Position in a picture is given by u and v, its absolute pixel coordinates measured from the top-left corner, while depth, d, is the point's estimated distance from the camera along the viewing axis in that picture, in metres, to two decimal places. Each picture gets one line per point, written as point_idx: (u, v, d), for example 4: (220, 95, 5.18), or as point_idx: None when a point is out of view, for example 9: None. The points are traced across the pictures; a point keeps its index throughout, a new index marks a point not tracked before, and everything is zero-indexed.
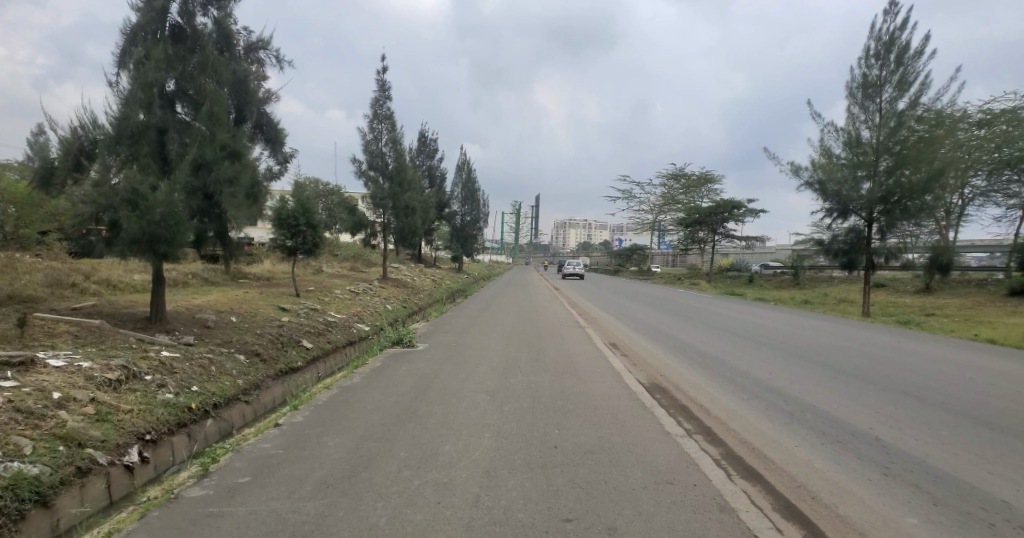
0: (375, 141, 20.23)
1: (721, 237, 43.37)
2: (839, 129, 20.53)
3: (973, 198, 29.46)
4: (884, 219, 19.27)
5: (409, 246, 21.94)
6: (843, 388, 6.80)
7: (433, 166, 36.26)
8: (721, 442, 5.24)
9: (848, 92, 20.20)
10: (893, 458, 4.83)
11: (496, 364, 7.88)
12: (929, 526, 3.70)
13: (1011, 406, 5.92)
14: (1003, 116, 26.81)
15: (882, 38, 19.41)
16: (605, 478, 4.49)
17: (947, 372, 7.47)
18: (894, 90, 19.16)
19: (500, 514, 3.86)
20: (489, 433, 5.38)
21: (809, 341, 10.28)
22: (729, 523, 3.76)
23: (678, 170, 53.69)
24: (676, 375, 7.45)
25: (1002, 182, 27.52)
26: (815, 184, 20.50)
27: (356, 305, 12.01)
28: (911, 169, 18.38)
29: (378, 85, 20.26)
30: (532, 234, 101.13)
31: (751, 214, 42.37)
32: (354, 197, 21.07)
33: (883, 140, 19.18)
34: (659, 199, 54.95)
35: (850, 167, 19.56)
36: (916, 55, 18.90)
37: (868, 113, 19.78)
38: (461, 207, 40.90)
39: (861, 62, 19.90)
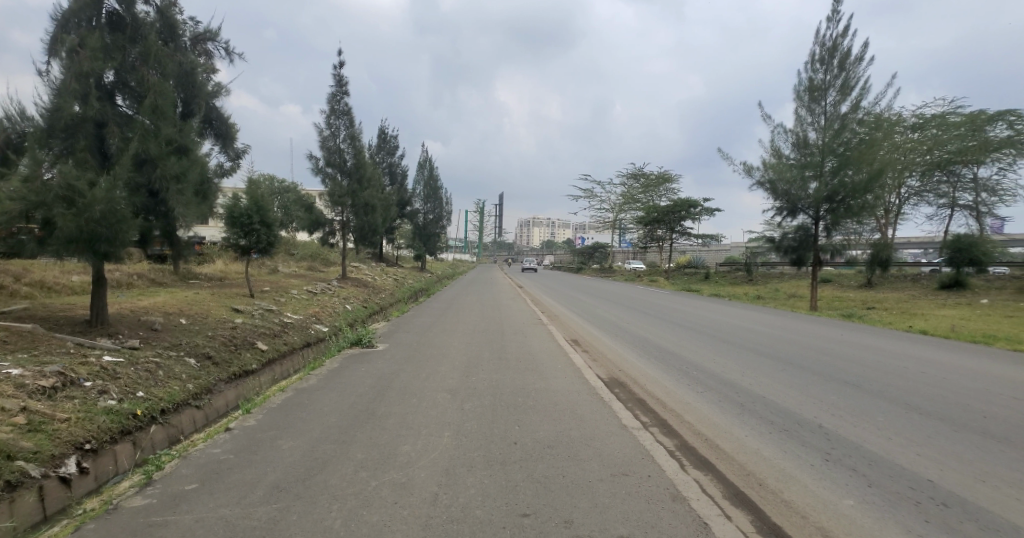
0: (333, 137, 19.82)
1: (679, 236, 44.50)
2: (788, 131, 21.34)
3: (909, 197, 31.11)
4: (830, 217, 20.24)
5: (369, 245, 21.65)
6: (790, 379, 7.07)
7: (394, 164, 35.84)
8: (676, 434, 5.39)
9: (795, 95, 21.01)
10: (835, 443, 5.08)
11: (458, 363, 7.85)
12: (863, 507, 4.05)
13: (937, 392, 6.30)
14: (934, 120, 28.51)
15: (825, 44, 20.34)
16: (563, 472, 4.63)
17: (885, 362, 7.87)
18: (838, 94, 20.08)
19: (458, 512, 3.91)
20: (449, 431, 5.36)
21: (759, 334, 10.66)
22: (681, 512, 3.99)
23: (637, 169, 54.73)
24: (635, 370, 7.60)
25: (934, 183, 29.15)
26: (766, 183, 21.25)
27: (313, 306, 11.73)
28: (854, 169, 19.34)
29: (335, 80, 19.84)
30: (494, 232, 101.43)
31: (708, 213, 43.68)
32: (312, 194, 20.59)
33: (829, 141, 20.06)
34: (619, 198, 55.91)
35: (799, 168, 20.39)
36: (856, 61, 19.85)
37: (814, 116, 20.66)
38: (423, 205, 40.71)
39: (807, 66, 20.75)
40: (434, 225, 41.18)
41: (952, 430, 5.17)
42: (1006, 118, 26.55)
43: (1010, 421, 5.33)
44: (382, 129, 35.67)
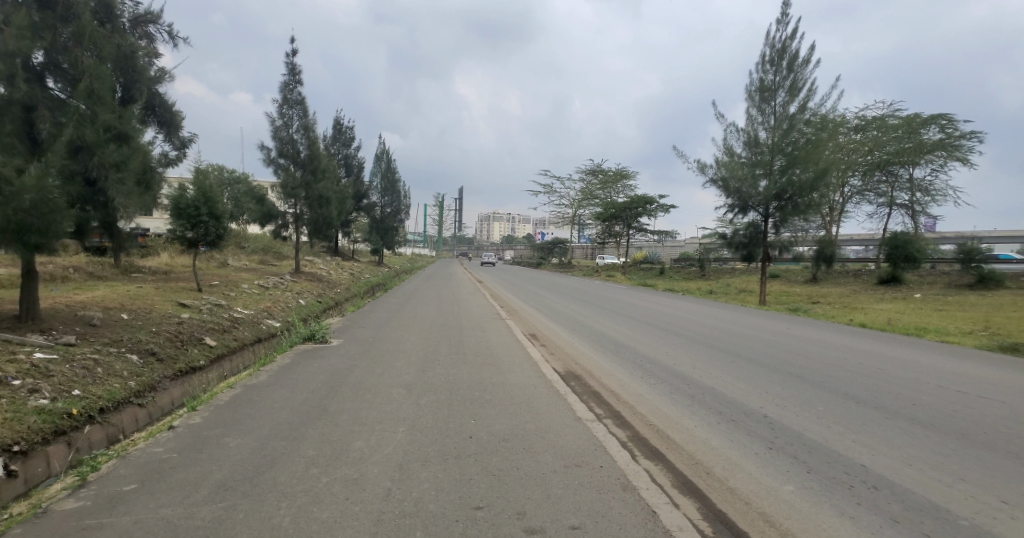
0: (286, 127, 19.37)
1: (636, 231, 45.38)
2: (739, 130, 21.88)
3: (851, 196, 32.70)
4: (779, 215, 20.99)
5: (324, 238, 21.26)
6: (739, 371, 7.29)
7: (350, 155, 35.22)
8: (628, 425, 5.51)
9: (747, 95, 21.59)
10: (778, 433, 5.28)
11: (415, 358, 7.80)
12: (803, 492, 4.25)
13: (873, 382, 6.62)
14: (873, 123, 30.18)
15: (775, 46, 20.96)
16: (517, 465, 4.68)
17: (827, 354, 8.22)
18: (786, 95, 20.74)
19: (410, 506, 3.92)
20: (404, 427, 5.32)
21: (711, 328, 10.97)
22: (631, 501, 4.11)
23: (597, 165, 55.30)
24: (591, 363, 7.72)
25: (873, 183, 30.84)
26: (719, 181, 21.81)
27: (266, 301, 11.44)
28: (801, 169, 20.08)
29: (288, 69, 19.33)
30: (455, 226, 100.97)
31: (663, 210, 44.64)
32: (263, 186, 19.98)
33: (778, 141, 20.73)
34: (579, 194, 56.50)
35: (750, 166, 21.07)
36: (803, 63, 20.52)
37: (764, 116, 21.25)
38: (381, 199, 40.22)
39: (758, 67, 21.32)
40: (392, 218, 40.80)
41: (885, 418, 5.45)
42: (938, 122, 28.43)
43: (936, 408, 5.66)
44: (337, 119, 34.92)
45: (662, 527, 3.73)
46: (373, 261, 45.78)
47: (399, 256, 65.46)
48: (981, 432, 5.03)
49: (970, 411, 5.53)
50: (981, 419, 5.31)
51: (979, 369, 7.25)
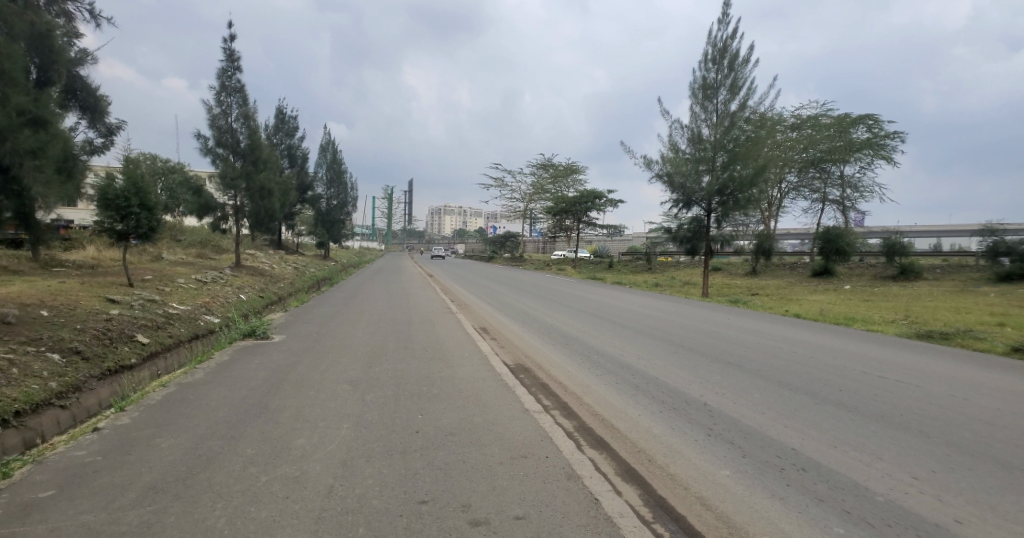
0: (224, 116, 18.79)
1: (586, 226, 46.07)
2: (684, 127, 22.45)
3: (788, 192, 34.43)
4: (720, 210, 21.73)
5: (267, 231, 20.71)
6: (681, 360, 7.53)
7: (293, 146, 34.42)
8: (575, 416, 5.60)
9: (691, 92, 22.14)
10: (716, 419, 5.48)
11: (361, 353, 7.69)
12: (738, 475, 4.43)
13: (806, 369, 6.96)
14: (807, 122, 32.15)
15: (717, 45, 21.58)
16: (463, 458, 4.69)
17: (764, 343, 8.59)
18: (728, 93, 21.40)
19: (353, 503, 3.86)
20: (348, 423, 5.24)
21: (658, 319, 11.28)
22: (574, 490, 4.19)
23: (547, 160, 55.75)
24: (540, 355, 7.81)
25: (808, 179, 32.71)
26: (664, 176, 22.30)
27: (204, 296, 11.02)
28: (741, 165, 20.85)
29: (225, 54, 18.65)
30: (405, 219, 99.73)
31: (612, 204, 45.45)
32: (201, 175, 19.24)
33: (720, 138, 21.41)
34: (530, 188, 56.95)
35: (693, 162, 21.64)
36: (743, 62, 21.22)
37: (707, 113, 21.86)
38: (326, 191, 39.53)
39: (701, 65, 21.89)
40: (338, 211, 40.29)
41: (814, 403, 5.74)
42: (865, 123, 30.66)
43: (860, 392, 6.01)
44: (281, 108, 34.15)
45: (604, 514, 3.81)
46: (319, 255, 44.60)
47: (347, 250, 63.95)
48: (900, 414, 5.37)
49: (891, 394, 5.91)
50: (899, 401, 5.69)
51: (898, 354, 7.76)
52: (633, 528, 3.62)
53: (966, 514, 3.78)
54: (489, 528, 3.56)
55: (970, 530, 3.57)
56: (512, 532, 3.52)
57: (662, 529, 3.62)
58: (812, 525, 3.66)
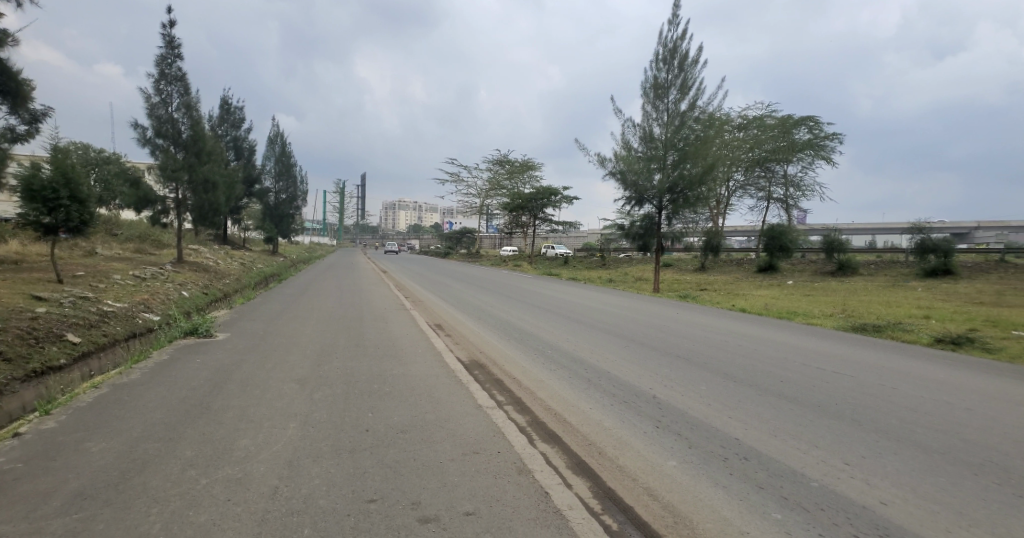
0: (163, 105, 18.08)
1: (541, 222, 46.35)
2: (636, 125, 22.83)
3: (736, 191, 35.84)
4: (671, 207, 22.19)
5: (211, 225, 20.05)
6: (632, 354, 7.68)
7: (240, 137, 33.49)
8: (528, 411, 5.63)
9: (643, 91, 22.57)
10: (665, 411, 5.62)
11: (309, 351, 7.53)
12: (683, 466, 4.56)
13: (750, 361, 7.21)
14: (753, 122, 33.93)
15: (667, 46, 22.06)
16: (414, 455, 4.66)
17: (712, 337, 8.85)
18: (678, 93, 21.92)
19: (299, 504, 3.78)
20: (295, 422, 5.12)
21: (610, 314, 11.47)
22: (525, 484, 4.22)
23: (503, 156, 55.96)
24: (495, 351, 7.82)
25: (754, 177, 34.56)
26: (617, 174, 22.63)
27: (142, 293, 10.55)
28: (690, 164, 21.43)
29: (164, 40, 17.94)
30: (360, 215, 98.08)
31: (567, 201, 45.94)
32: (139, 167, 18.57)
33: (670, 136, 21.87)
34: (486, 184, 57.08)
35: (645, 160, 21.98)
36: (692, 63, 21.76)
37: (658, 112, 22.32)
38: (274, 184, 39.23)
39: (653, 65, 22.33)
40: (287, 205, 39.87)
41: (757, 394, 5.97)
42: (807, 124, 32.53)
43: (800, 383, 6.28)
44: (225, 99, 33.27)
45: (553, 507, 3.86)
46: (267, 250, 43.21)
47: (296, 246, 62.09)
48: (836, 404, 5.64)
49: (828, 384, 6.19)
50: (835, 392, 5.96)
51: (835, 346, 8.16)
52: (581, 520, 3.67)
53: (892, 496, 4.00)
54: (438, 525, 3.55)
55: (896, 512, 3.78)
56: (461, 528, 3.52)
57: (610, 520, 3.69)
58: (752, 512, 3.80)
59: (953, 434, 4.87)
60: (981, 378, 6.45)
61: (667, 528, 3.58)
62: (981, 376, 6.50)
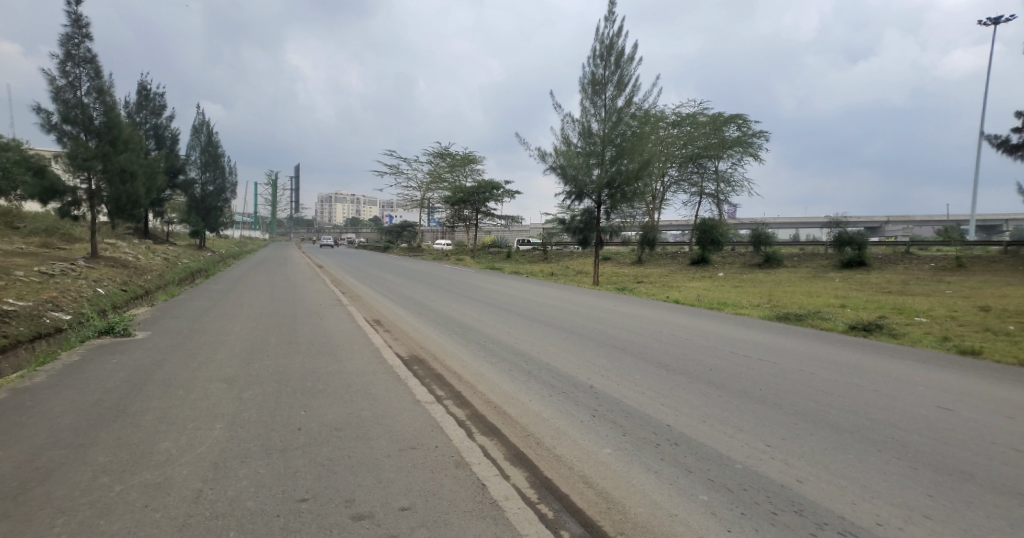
0: (71, 89, 16.91)
1: (483, 216, 46.47)
2: (575, 121, 23.13)
3: (670, 186, 37.24)
4: (609, 202, 22.80)
5: (128, 217, 19.12)
6: (571, 346, 7.82)
7: (160, 125, 32.03)
8: (468, 404, 5.64)
9: (581, 87, 22.93)
10: (601, 401, 5.76)
11: (239, 349, 7.25)
12: (618, 453, 4.69)
13: (682, 351, 7.49)
14: (687, 119, 35.41)
15: (604, 42, 22.50)
16: (349, 452, 4.57)
17: (646, 327, 9.15)
18: (615, 89, 22.40)
19: (224, 506, 3.64)
20: (222, 423, 4.92)
21: (550, 307, 11.64)
22: (461, 477, 4.22)
23: (444, 149, 55.78)
24: (435, 345, 7.78)
25: (688, 173, 36.15)
26: (557, 168, 22.97)
27: (49, 290, 9.82)
28: (627, 160, 21.99)
29: (70, 19, 16.78)
30: (295, 208, 95.16)
31: (509, 195, 46.25)
32: (44, 155, 17.23)
33: (608, 132, 22.36)
34: (427, 176, 56.80)
35: (584, 156, 22.41)
36: (628, 60, 22.28)
37: (596, 108, 22.74)
38: (201, 175, 37.91)
39: (591, 60, 22.73)
40: (215, 197, 38.37)
41: (688, 382, 6.21)
42: (734, 121, 34.83)
43: (727, 370, 6.59)
44: (142, 85, 31.64)
45: (490, 498, 3.88)
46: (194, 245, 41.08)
47: (225, 240, 59.14)
48: (760, 389, 5.94)
49: (754, 371, 6.52)
50: (759, 378, 6.29)
51: (762, 335, 8.59)
52: (516, 509, 3.72)
53: (807, 474, 4.26)
54: (372, 521, 3.50)
55: (812, 488, 4.02)
56: (395, 524, 3.48)
57: (546, 509, 3.74)
58: (680, 495, 3.95)
59: (861, 413, 5.25)
60: (887, 361, 7.00)
61: (600, 514, 3.67)
62: (888, 359, 7.04)
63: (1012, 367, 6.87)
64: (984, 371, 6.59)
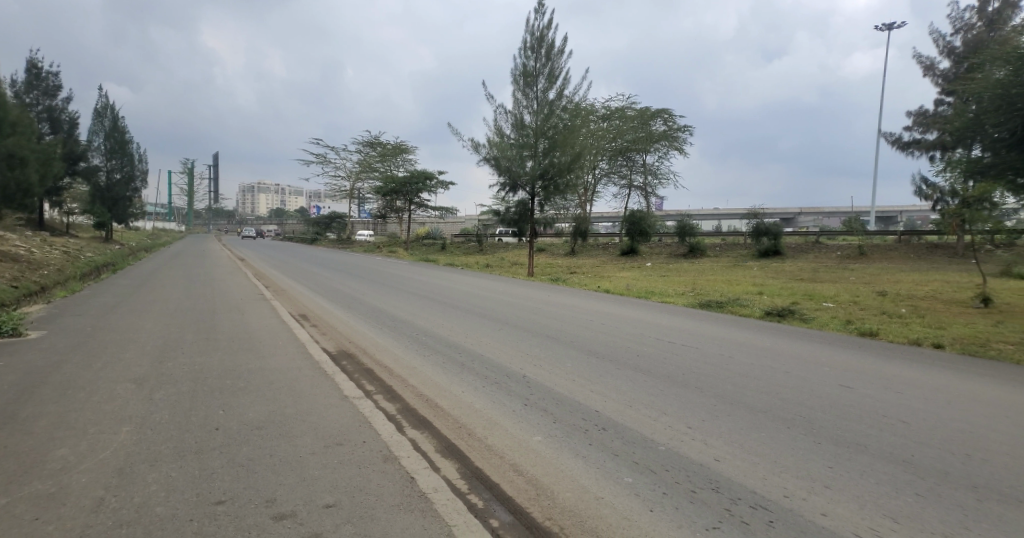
0: None
1: (415, 207, 45.65)
2: (508, 112, 23.24)
3: (601, 178, 38.18)
4: (543, 193, 23.09)
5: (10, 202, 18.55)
6: (504, 336, 7.88)
7: (55, 108, 29.72)
8: (399, 398, 5.58)
9: (513, 78, 23.03)
10: (533, 390, 5.84)
11: (151, 348, 6.82)
12: (548, 440, 4.76)
13: (611, 339, 7.69)
14: (616, 113, 36.52)
15: (534, 34, 22.72)
16: (270, 451, 4.41)
17: (578, 317, 9.34)
18: (546, 82, 22.66)
19: (129, 513, 3.43)
20: (129, 426, 4.63)
21: (484, 298, 11.67)
22: (390, 471, 4.17)
23: (374, 138, 54.83)
24: (365, 339, 7.63)
25: (617, 166, 37.30)
26: (491, 159, 23.01)
27: None
28: (559, 152, 22.33)
29: None
30: (213, 200, 90.27)
31: (443, 186, 45.94)
32: None
33: (540, 124, 22.63)
34: (357, 166, 55.71)
35: (517, 148, 22.56)
36: (558, 53, 22.62)
37: (528, 100, 22.94)
38: (106, 162, 35.75)
39: (522, 52, 22.90)
40: (122, 186, 36.55)
41: (616, 368, 6.41)
42: (661, 116, 36.34)
43: (652, 356, 6.84)
44: (33, 62, 29.24)
45: (418, 491, 3.85)
46: (96, 237, 38.15)
47: (134, 232, 55.03)
48: (683, 374, 6.20)
49: (678, 356, 6.80)
50: (682, 363, 6.56)
51: (686, 322, 8.96)
52: (446, 500, 3.70)
53: (724, 452, 4.48)
54: (294, 520, 3.39)
55: (727, 466, 4.24)
56: (319, 521, 3.39)
57: (476, 499, 3.75)
58: (607, 478, 4.07)
59: (773, 394, 5.59)
60: (799, 344, 7.47)
61: (529, 500, 3.72)
62: (799, 343, 7.52)
63: (903, 346, 7.55)
64: (882, 351, 7.19)
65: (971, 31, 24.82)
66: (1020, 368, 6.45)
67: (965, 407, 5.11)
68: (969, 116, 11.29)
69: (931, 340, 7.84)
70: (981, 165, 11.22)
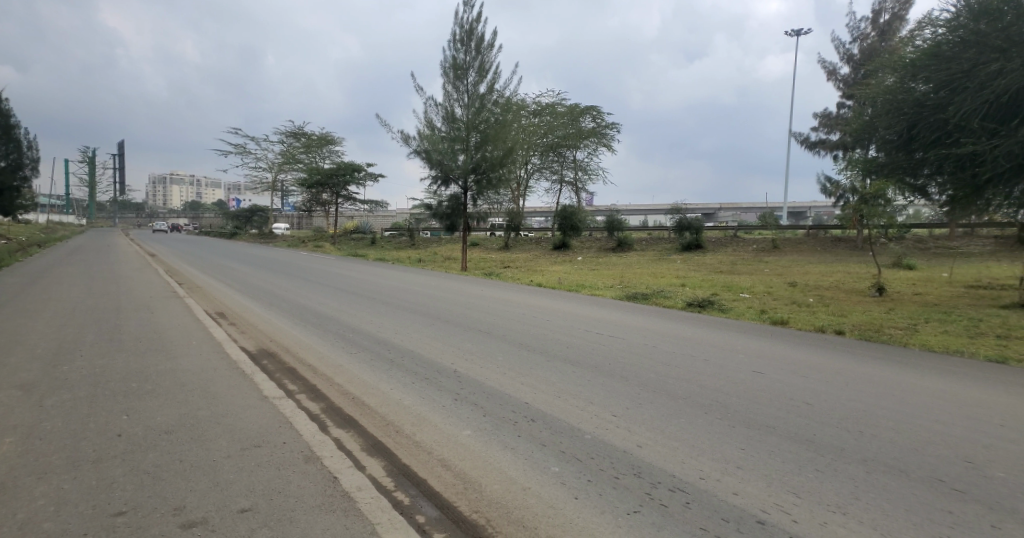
0: None
1: (343, 199, 44.47)
2: (438, 105, 23.06)
3: (534, 173, 38.51)
4: (476, 187, 23.08)
5: None
6: (434, 332, 7.80)
7: None
8: (324, 397, 5.41)
9: (442, 71, 22.87)
10: (464, 384, 5.83)
11: (43, 352, 6.26)
12: (477, 434, 4.76)
13: (540, 332, 7.78)
14: (546, 109, 37.04)
15: (463, 27, 22.62)
16: (179, 457, 4.16)
17: (508, 311, 9.38)
18: (476, 75, 22.66)
19: (11, 531, 3.13)
20: (14, 436, 4.24)
21: (416, 293, 11.56)
22: (312, 471, 4.04)
23: (298, 129, 52.94)
24: (289, 338, 7.35)
25: (549, 161, 37.81)
26: (422, 152, 22.70)
27: None
28: (491, 147, 22.34)
29: None
30: (118, 191, 83.74)
31: (371, 178, 44.82)
32: None
33: (471, 118, 22.59)
34: (279, 157, 53.52)
35: (449, 141, 22.39)
36: (488, 47, 22.63)
37: (459, 93, 22.88)
38: None
39: (451, 45, 22.80)
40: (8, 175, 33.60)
41: (547, 361, 6.50)
42: (589, 112, 37.13)
43: (581, 348, 6.97)
44: None
45: (342, 490, 3.75)
46: None
47: (23, 226, 49.96)
48: (608, 365, 6.36)
49: (604, 348, 6.97)
50: (609, 354, 6.73)
51: (612, 314, 9.20)
52: (370, 498, 3.63)
53: (647, 439, 4.62)
54: (205, 527, 3.22)
55: (648, 452, 4.38)
56: (232, 527, 3.23)
57: (401, 495, 3.70)
58: (534, 468, 4.12)
59: (694, 381, 5.83)
60: (718, 333, 7.85)
61: (456, 494, 3.70)
62: (719, 332, 7.89)
63: (811, 333, 8.11)
64: (793, 338, 7.69)
65: (866, 40, 26.90)
66: (909, 350, 7.09)
67: (861, 387, 5.56)
68: (865, 119, 12.31)
69: (834, 327, 8.47)
70: (876, 164, 12.17)
